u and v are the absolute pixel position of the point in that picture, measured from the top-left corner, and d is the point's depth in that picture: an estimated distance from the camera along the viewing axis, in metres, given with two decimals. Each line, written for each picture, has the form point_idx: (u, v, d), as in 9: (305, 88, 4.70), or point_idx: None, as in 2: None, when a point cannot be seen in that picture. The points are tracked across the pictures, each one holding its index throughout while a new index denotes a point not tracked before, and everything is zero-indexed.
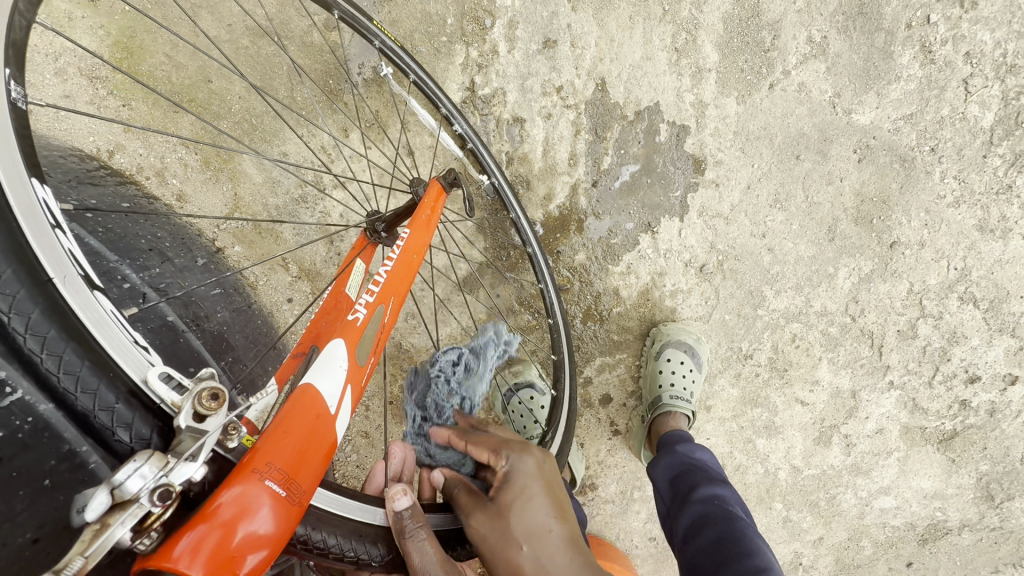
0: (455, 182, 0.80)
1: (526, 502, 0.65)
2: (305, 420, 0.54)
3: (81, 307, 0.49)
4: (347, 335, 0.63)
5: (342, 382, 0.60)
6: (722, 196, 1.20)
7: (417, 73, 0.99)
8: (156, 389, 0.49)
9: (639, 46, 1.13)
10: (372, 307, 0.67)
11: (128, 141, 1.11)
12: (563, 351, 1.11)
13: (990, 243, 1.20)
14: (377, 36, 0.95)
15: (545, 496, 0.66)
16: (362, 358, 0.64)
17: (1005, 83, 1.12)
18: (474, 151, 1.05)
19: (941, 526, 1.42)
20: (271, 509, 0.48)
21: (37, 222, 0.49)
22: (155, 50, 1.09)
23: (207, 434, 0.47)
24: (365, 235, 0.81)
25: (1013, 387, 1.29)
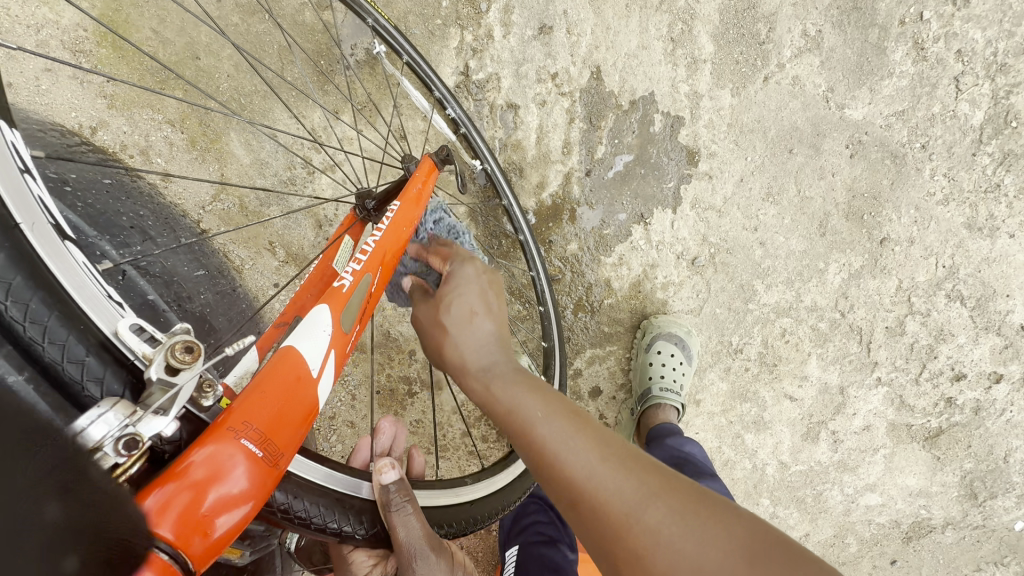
0: (448, 159, 0.79)
1: (460, 295, 0.69)
2: (286, 380, 0.53)
3: (50, 256, 0.47)
4: (332, 301, 0.62)
5: (326, 348, 0.59)
6: (715, 188, 1.19)
7: (410, 55, 0.97)
8: (127, 341, 0.47)
9: (634, 35, 1.13)
10: (359, 276, 0.66)
11: (113, 118, 1.08)
12: (553, 339, 1.10)
13: (978, 241, 1.21)
14: (370, 14, 0.94)
15: (470, 298, 0.68)
16: (347, 325, 0.63)
17: (995, 82, 1.13)
18: (466, 136, 1.04)
19: (925, 524, 1.42)
20: (246, 469, 0.47)
21: (5, 165, 0.48)
22: (141, 25, 1.07)
23: (178, 387, 0.46)
24: (354, 210, 0.79)
25: (997, 386, 1.30)
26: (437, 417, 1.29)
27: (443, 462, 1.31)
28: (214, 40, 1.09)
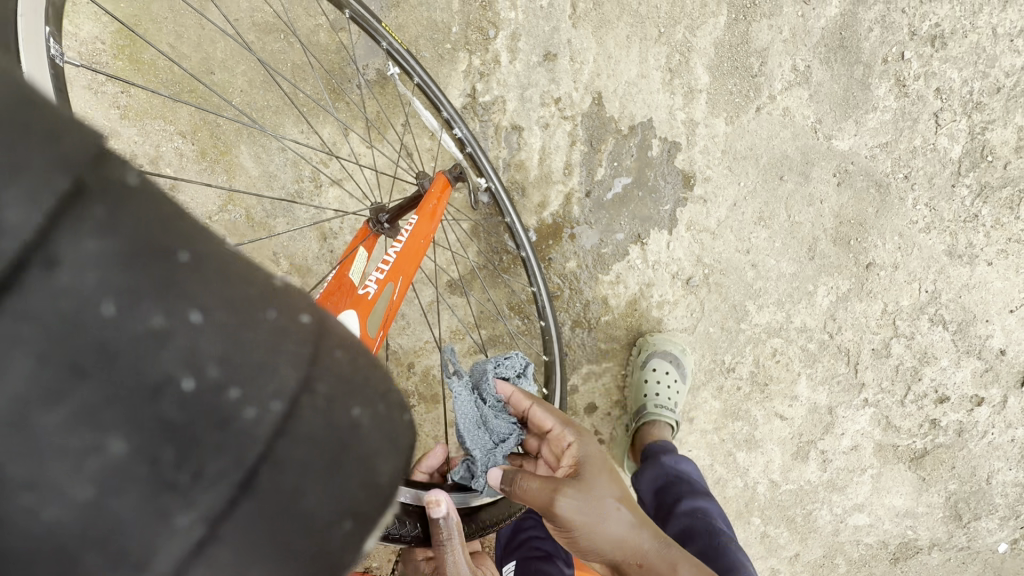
0: (460, 175, 0.88)
1: (594, 471, 0.74)
2: None
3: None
4: (360, 307, 0.73)
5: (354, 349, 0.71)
6: (710, 212, 1.24)
7: (422, 77, 1.00)
8: None
9: (635, 65, 1.18)
10: (381, 284, 0.77)
11: (125, 128, 1.11)
12: (554, 352, 1.14)
13: (958, 268, 1.27)
14: (385, 38, 0.97)
15: (612, 467, 0.77)
16: (372, 328, 0.75)
17: (972, 119, 1.20)
18: (473, 156, 1.07)
19: (912, 545, 1.45)
20: None
21: None
22: (159, 40, 1.10)
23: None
24: (369, 224, 0.86)
25: (979, 409, 1.34)
26: (434, 430, 1.30)
27: None
28: (229, 56, 1.13)
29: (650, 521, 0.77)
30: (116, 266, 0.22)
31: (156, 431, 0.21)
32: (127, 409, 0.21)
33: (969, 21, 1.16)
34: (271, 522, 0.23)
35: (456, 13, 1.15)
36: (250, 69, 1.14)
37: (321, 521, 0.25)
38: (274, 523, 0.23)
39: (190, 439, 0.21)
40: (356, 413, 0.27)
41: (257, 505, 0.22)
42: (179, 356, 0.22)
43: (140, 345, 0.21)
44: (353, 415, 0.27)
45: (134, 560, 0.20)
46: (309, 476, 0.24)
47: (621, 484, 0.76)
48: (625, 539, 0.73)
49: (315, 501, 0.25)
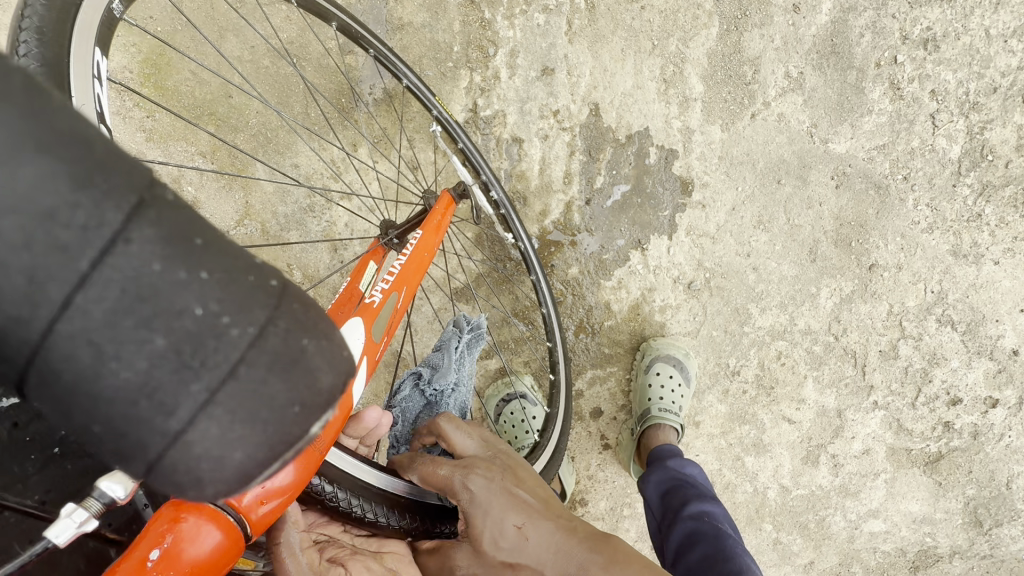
0: (463, 193, 0.97)
1: (489, 522, 0.62)
2: None
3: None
4: (365, 315, 0.78)
5: (360, 354, 0.76)
6: (709, 217, 1.26)
7: (438, 110, 1.07)
8: None
9: (630, 76, 1.22)
10: (386, 294, 0.83)
11: (150, 150, 1.18)
12: (559, 372, 1.16)
13: (964, 268, 1.26)
14: (405, 75, 1.05)
15: (513, 506, 0.62)
16: (377, 335, 0.80)
17: (970, 119, 1.21)
18: (486, 184, 1.11)
19: (932, 553, 1.42)
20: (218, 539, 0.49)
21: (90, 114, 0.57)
22: (181, 68, 1.17)
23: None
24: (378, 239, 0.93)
25: (994, 410, 1.32)
26: None
27: None
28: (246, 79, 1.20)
29: (578, 549, 0.59)
30: (20, 118, 0.29)
31: (39, 213, 0.27)
32: (24, 205, 0.27)
33: (960, 24, 1.18)
34: (132, 289, 0.28)
35: (457, 33, 1.21)
36: (265, 91, 1.21)
37: (191, 315, 0.30)
38: (135, 295, 0.28)
39: (73, 219, 0.27)
40: (305, 341, 0.34)
41: (234, 394, 0.31)
42: (75, 169, 0.29)
43: (38, 158, 0.28)
44: (199, 275, 0.31)
45: (49, 287, 0.27)
46: (267, 375, 0.32)
47: (499, 538, 0.61)
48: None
49: (183, 296, 0.30)
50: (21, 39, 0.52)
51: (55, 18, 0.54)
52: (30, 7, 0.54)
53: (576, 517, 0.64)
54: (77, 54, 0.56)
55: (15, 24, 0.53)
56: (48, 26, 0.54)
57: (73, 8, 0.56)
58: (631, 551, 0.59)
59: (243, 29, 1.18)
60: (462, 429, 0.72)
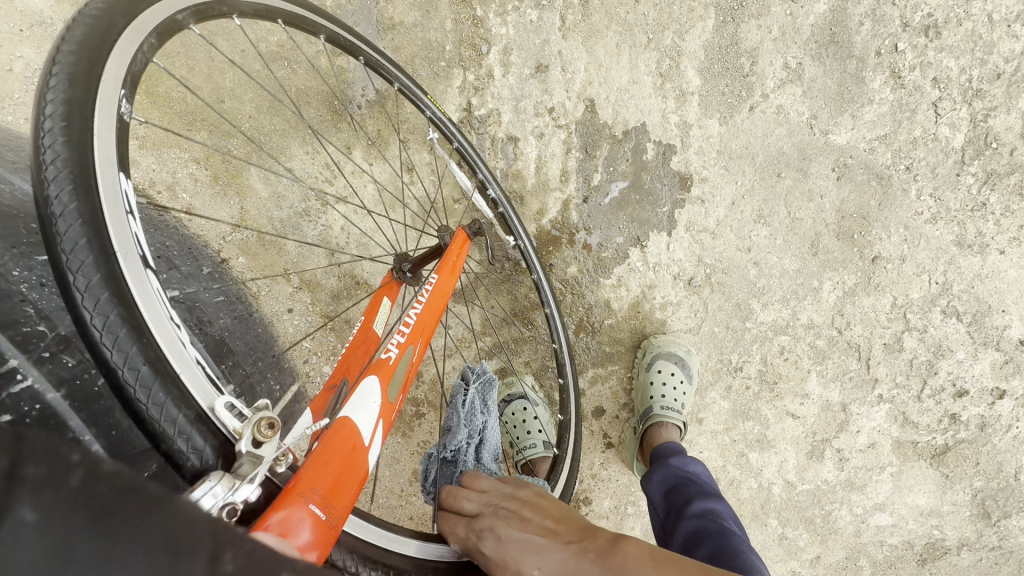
0: (478, 231, 0.97)
1: (512, 560, 0.68)
2: (344, 449, 0.63)
3: (133, 281, 0.51)
4: (381, 373, 0.75)
5: (376, 416, 0.71)
6: (708, 211, 1.25)
7: (433, 112, 1.05)
8: (220, 417, 0.52)
9: (626, 71, 1.20)
10: (402, 348, 0.81)
11: (143, 157, 1.17)
12: (567, 376, 1.16)
13: (968, 258, 1.25)
14: (400, 79, 1.03)
15: (524, 537, 0.69)
16: (392, 396, 0.77)
17: (973, 106, 1.19)
18: (486, 188, 1.11)
19: (939, 545, 1.41)
20: (312, 529, 0.55)
21: (130, 253, 0.52)
22: (172, 73, 1.16)
23: (264, 459, 0.52)
24: (392, 273, 0.95)
25: (1001, 402, 1.30)
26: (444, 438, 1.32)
27: None
28: (238, 85, 1.19)
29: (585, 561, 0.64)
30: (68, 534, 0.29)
31: None
32: None
33: (963, 10, 1.15)
34: None
35: (449, 31, 1.19)
36: (256, 97, 1.20)
37: None
38: None
39: None
40: None
41: None
42: None
43: None
44: None
45: None
46: None
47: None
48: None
49: None
50: (47, 87, 0.50)
51: (78, 72, 0.51)
52: (61, 55, 0.52)
53: (586, 536, 0.68)
54: (103, 144, 0.52)
55: (43, 87, 0.50)
56: (75, 85, 0.51)
57: (103, 59, 0.55)
58: (638, 550, 0.63)
59: (232, 33, 1.17)
60: (465, 491, 0.77)
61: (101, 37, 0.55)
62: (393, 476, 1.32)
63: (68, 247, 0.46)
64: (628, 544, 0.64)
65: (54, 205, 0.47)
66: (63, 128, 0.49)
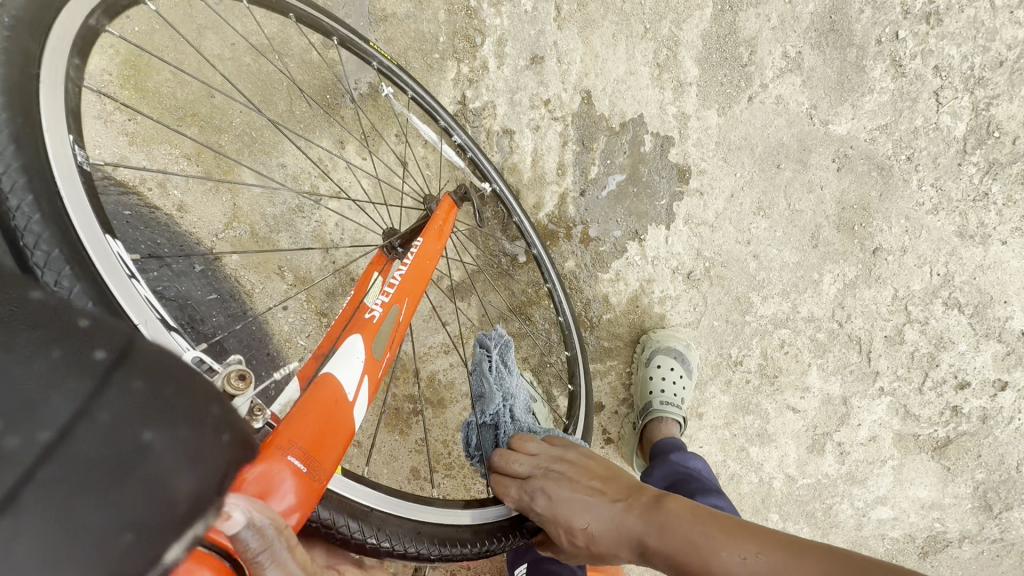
0: (463, 196, 0.97)
1: (565, 511, 0.76)
2: (326, 404, 0.64)
3: (125, 300, 0.58)
4: (365, 331, 0.75)
5: (361, 372, 0.71)
6: (707, 204, 1.23)
7: (415, 90, 1.03)
8: (191, 373, 0.57)
9: (622, 62, 1.19)
10: (387, 307, 0.80)
11: (133, 153, 1.14)
12: (575, 347, 1.16)
13: (970, 249, 1.23)
14: (373, 57, 0.99)
15: (574, 493, 0.77)
16: (379, 352, 0.76)
17: (975, 95, 1.17)
18: (474, 160, 1.11)
19: (940, 538, 1.40)
20: (293, 482, 0.55)
21: (117, 274, 0.58)
22: (160, 67, 1.14)
23: (232, 410, 0.55)
24: (383, 250, 0.95)
25: (1003, 394, 1.29)
26: (442, 434, 1.32)
27: (447, 479, 1.32)
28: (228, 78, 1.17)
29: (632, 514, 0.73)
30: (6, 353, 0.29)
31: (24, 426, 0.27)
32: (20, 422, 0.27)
33: None
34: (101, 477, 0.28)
35: (442, 23, 1.17)
36: (247, 90, 1.18)
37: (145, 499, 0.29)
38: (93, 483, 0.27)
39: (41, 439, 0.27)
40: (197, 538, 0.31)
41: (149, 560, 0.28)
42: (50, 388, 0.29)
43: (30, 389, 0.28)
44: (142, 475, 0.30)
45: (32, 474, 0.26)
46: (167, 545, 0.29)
47: (576, 535, 0.76)
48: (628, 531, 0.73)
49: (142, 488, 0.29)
50: None
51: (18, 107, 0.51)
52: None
53: (631, 494, 0.76)
54: (63, 168, 0.56)
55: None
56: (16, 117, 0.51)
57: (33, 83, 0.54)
58: (680, 507, 0.71)
59: (222, 26, 1.15)
60: (514, 454, 0.83)
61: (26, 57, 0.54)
62: (392, 473, 1.31)
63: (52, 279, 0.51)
64: (671, 501, 0.72)
65: (31, 251, 0.50)
66: (21, 175, 0.50)
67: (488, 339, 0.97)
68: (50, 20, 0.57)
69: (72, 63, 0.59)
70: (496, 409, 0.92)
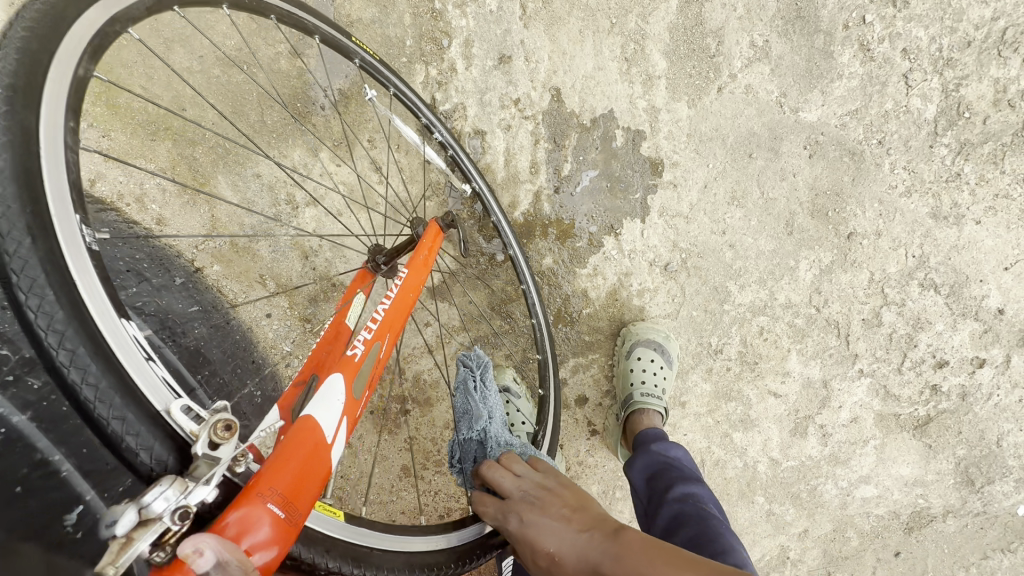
0: (451, 224, 0.95)
1: (532, 532, 0.75)
2: (305, 449, 0.65)
3: (125, 358, 0.57)
4: (346, 370, 0.76)
5: (341, 413, 0.72)
6: (681, 196, 1.24)
7: (398, 87, 1.02)
8: (177, 418, 0.56)
9: (590, 57, 1.19)
10: (368, 344, 0.80)
11: (109, 169, 1.14)
12: (546, 351, 1.16)
13: (944, 230, 1.24)
14: (356, 53, 0.98)
15: (544, 515, 0.76)
16: (358, 391, 0.77)
17: (944, 76, 1.17)
18: (456, 158, 1.11)
19: (925, 514, 1.42)
20: (271, 527, 0.58)
21: (117, 332, 0.57)
22: (131, 82, 1.14)
23: (221, 460, 0.54)
24: (367, 266, 0.94)
25: (981, 370, 1.30)
26: (430, 433, 1.34)
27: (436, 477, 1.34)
28: (198, 91, 1.17)
29: (595, 545, 0.70)
30: None
31: None
32: None
33: None
34: None
35: (408, 27, 1.18)
36: (218, 102, 1.19)
37: None
38: None
39: None
40: None
41: None
42: None
43: None
44: None
45: None
46: None
47: (541, 560, 0.74)
48: (587, 561, 0.70)
49: None
50: None
51: (17, 146, 0.52)
52: None
53: (598, 524, 0.73)
54: (61, 218, 0.55)
55: None
56: (14, 162, 0.52)
57: (33, 132, 0.54)
58: (641, 543, 0.67)
59: (190, 39, 1.16)
60: (500, 470, 0.84)
61: (29, 101, 0.54)
62: (382, 473, 1.33)
63: (55, 337, 0.51)
64: (633, 536, 0.69)
65: (43, 329, 0.51)
66: (27, 237, 0.51)
67: (474, 356, 0.99)
68: (44, 54, 0.57)
69: (69, 104, 0.59)
70: (484, 429, 0.93)
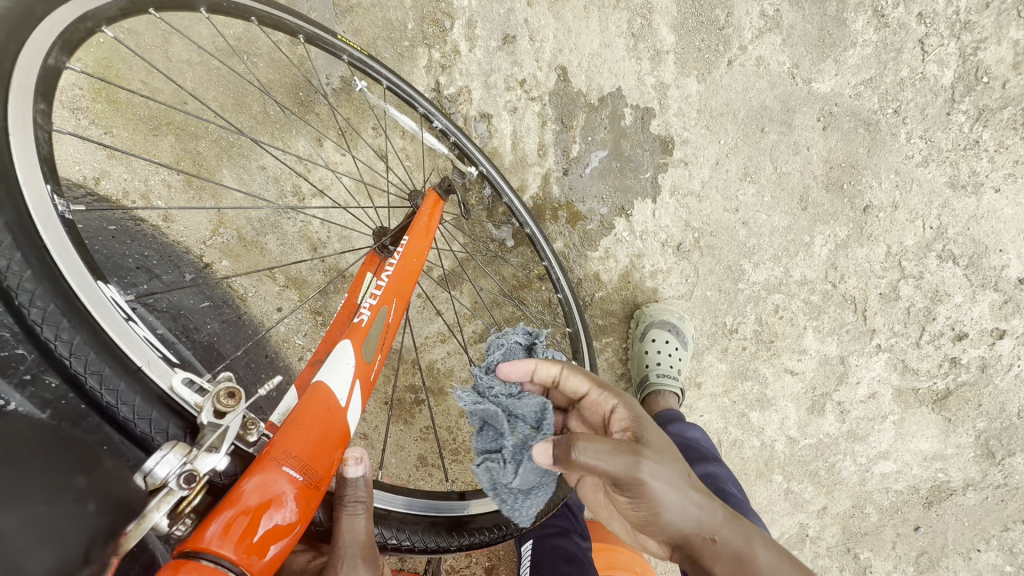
0: (448, 189, 0.91)
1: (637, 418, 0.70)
2: (318, 412, 0.66)
3: (121, 340, 0.62)
4: (354, 335, 0.75)
5: (352, 377, 0.72)
6: (693, 173, 1.22)
7: (389, 80, 0.99)
8: (181, 392, 0.58)
9: (596, 35, 1.16)
10: (375, 309, 0.79)
11: (113, 167, 1.14)
12: (576, 322, 1.15)
13: (963, 200, 1.21)
14: (344, 50, 0.95)
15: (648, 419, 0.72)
16: (369, 355, 0.76)
17: (961, 41, 1.14)
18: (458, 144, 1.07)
19: (944, 487, 1.41)
20: (290, 492, 0.59)
21: (112, 318, 0.62)
22: (131, 78, 1.13)
23: (225, 427, 0.56)
24: (375, 250, 0.93)
25: (1001, 341, 1.28)
26: (445, 421, 1.34)
27: (452, 465, 1.34)
28: (199, 84, 1.16)
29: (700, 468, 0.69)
30: None
31: None
32: None
33: None
34: None
35: (410, 9, 1.15)
36: (219, 94, 1.18)
37: None
38: None
39: None
40: None
41: None
42: None
43: None
44: None
45: None
46: None
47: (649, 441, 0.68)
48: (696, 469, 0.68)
49: None
50: None
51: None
52: None
53: None
54: (43, 216, 0.59)
55: None
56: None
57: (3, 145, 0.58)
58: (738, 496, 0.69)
59: (187, 30, 1.13)
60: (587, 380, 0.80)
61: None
62: (399, 462, 1.34)
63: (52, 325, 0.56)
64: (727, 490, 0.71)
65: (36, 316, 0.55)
66: (8, 233, 0.55)
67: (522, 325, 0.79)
68: (9, 66, 0.58)
69: (37, 108, 0.62)
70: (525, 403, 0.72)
